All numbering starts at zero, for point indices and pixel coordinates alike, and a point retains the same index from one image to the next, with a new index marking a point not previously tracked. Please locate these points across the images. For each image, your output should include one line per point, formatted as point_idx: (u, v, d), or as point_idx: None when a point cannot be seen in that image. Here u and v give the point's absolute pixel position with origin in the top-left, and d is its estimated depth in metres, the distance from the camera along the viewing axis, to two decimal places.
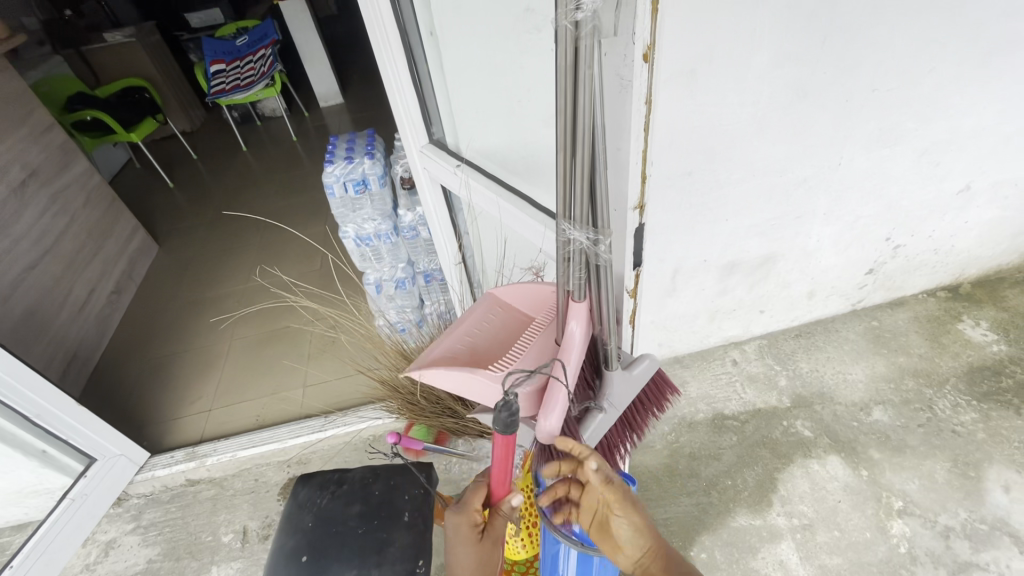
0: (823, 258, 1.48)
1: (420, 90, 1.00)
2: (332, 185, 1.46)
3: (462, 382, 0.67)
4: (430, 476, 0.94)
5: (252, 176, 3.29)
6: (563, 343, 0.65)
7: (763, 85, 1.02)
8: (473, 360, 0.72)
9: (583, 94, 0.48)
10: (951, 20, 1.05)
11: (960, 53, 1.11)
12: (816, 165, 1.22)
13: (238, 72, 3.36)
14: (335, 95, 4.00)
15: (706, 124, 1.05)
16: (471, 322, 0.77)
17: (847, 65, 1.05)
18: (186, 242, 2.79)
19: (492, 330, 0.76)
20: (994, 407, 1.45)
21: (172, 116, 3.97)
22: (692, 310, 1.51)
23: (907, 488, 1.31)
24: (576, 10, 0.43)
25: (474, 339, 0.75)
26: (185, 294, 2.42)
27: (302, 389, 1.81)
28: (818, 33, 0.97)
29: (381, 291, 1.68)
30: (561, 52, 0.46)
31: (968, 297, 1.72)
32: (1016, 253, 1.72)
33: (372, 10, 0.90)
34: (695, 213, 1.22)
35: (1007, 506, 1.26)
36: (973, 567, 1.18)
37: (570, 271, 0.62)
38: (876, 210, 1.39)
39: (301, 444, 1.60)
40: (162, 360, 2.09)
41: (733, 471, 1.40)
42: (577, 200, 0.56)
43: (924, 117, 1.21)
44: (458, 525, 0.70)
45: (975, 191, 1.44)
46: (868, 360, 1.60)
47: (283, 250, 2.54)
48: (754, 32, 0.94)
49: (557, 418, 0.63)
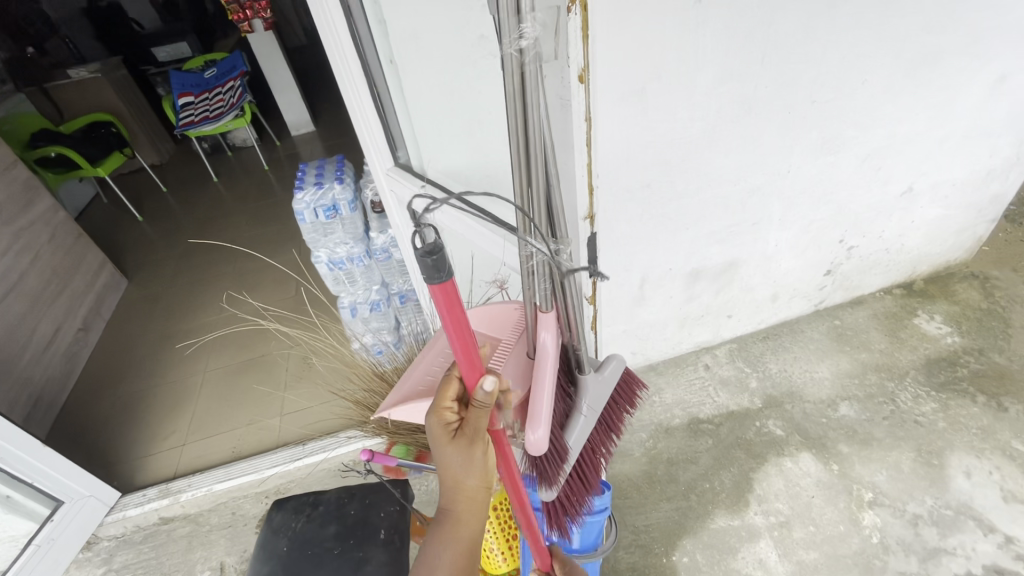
0: (782, 262, 1.55)
1: (384, 116, 1.05)
2: (303, 211, 1.48)
3: None
4: (405, 491, 0.94)
5: (224, 206, 3.27)
6: (537, 357, 0.66)
7: (709, 100, 1.08)
8: None
9: (533, 115, 0.50)
10: (877, 36, 1.13)
11: (888, 66, 1.20)
12: (766, 174, 1.29)
13: (207, 104, 3.37)
14: (306, 123, 4.02)
15: (659, 139, 1.10)
16: (438, 348, 0.79)
17: (786, 80, 1.13)
18: (156, 275, 2.75)
19: None
20: (952, 396, 1.51)
21: (140, 149, 3.94)
22: (661, 318, 1.55)
23: (876, 479, 1.35)
24: (519, 39, 0.45)
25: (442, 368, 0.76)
26: (156, 328, 2.37)
27: (279, 418, 1.78)
28: (757, 50, 1.04)
29: (356, 314, 1.68)
30: (508, 78, 0.48)
31: (922, 293, 1.81)
32: (962, 249, 1.81)
33: (334, 41, 0.96)
34: (657, 223, 1.27)
35: (970, 491, 1.31)
36: (942, 553, 1.22)
37: (535, 282, 0.63)
38: (827, 214, 1.47)
39: (278, 475, 1.57)
40: (133, 395, 2.04)
41: (710, 474, 1.43)
42: (536, 213, 0.58)
43: (863, 125, 1.29)
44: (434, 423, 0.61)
45: (917, 192, 1.53)
46: (833, 358, 1.66)
47: (256, 278, 2.52)
48: (696, 53, 1.00)
49: (544, 430, 0.64)
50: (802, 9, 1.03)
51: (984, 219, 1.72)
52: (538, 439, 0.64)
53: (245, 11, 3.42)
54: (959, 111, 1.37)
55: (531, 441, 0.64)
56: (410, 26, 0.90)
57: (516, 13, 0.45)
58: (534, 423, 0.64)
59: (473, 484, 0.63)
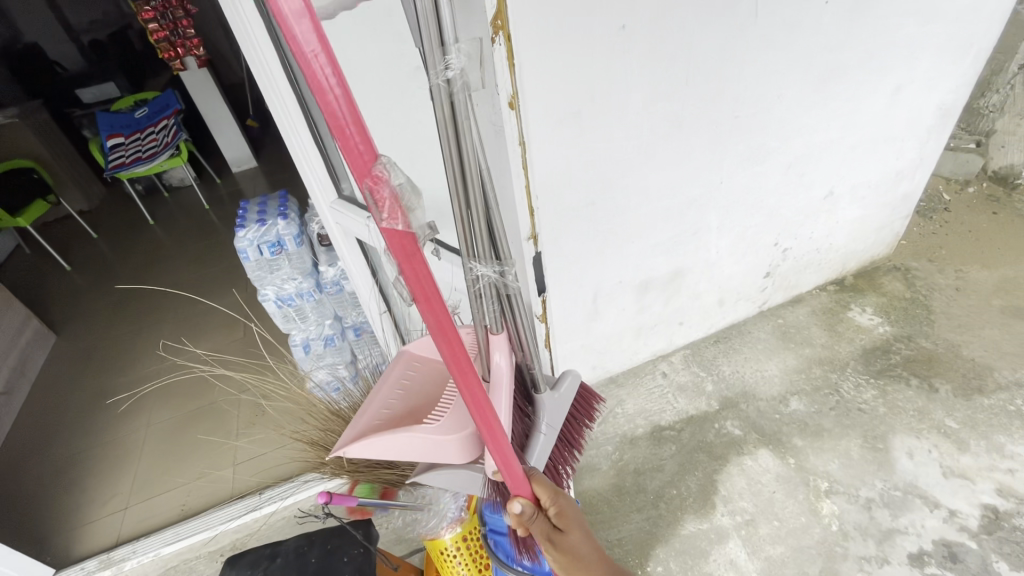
0: (724, 268, 1.62)
1: (324, 152, 1.04)
2: (245, 249, 1.44)
3: (399, 446, 0.65)
4: (369, 532, 0.91)
5: (162, 249, 3.12)
6: (492, 380, 0.66)
7: (642, 119, 1.14)
8: (405, 418, 0.71)
9: (467, 141, 0.51)
10: (786, 54, 1.23)
11: (799, 82, 1.30)
12: (700, 186, 1.36)
13: (138, 144, 3.23)
14: (248, 159, 3.92)
15: (598, 159, 1.15)
16: (396, 381, 0.76)
17: (710, 98, 1.20)
18: (88, 327, 2.58)
19: (416, 387, 0.75)
20: (888, 382, 1.61)
21: (66, 195, 3.72)
22: (617, 330, 1.58)
23: (829, 468, 1.42)
24: (446, 69, 0.47)
25: (403, 398, 0.74)
26: (90, 384, 2.21)
27: (232, 468, 1.68)
28: (680, 71, 1.11)
29: (309, 351, 1.63)
30: (438, 108, 0.48)
31: (853, 288, 1.94)
32: (883, 245, 1.96)
33: (266, 74, 0.94)
34: (603, 237, 1.30)
35: (914, 470, 1.39)
36: (895, 533, 1.28)
37: (484, 305, 0.63)
38: (760, 220, 1.56)
39: (234, 530, 1.47)
40: (65, 459, 1.88)
41: (676, 480, 1.45)
42: (477, 235, 0.57)
43: (783, 136, 1.39)
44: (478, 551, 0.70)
45: (838, 195, 1.65)
46: (780, 355, 1.74)
47: (200, 323, 2.41)
48: (625, 76, 1.05)
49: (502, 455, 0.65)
50: (718, 32, 1.11)
51: (899, 216, 1.87)
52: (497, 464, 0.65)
53: (176, 49, 3.34)
54: (865, 119, 1.50)
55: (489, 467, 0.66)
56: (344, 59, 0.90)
57: (440, 45, 0.46)
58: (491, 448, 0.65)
59: None
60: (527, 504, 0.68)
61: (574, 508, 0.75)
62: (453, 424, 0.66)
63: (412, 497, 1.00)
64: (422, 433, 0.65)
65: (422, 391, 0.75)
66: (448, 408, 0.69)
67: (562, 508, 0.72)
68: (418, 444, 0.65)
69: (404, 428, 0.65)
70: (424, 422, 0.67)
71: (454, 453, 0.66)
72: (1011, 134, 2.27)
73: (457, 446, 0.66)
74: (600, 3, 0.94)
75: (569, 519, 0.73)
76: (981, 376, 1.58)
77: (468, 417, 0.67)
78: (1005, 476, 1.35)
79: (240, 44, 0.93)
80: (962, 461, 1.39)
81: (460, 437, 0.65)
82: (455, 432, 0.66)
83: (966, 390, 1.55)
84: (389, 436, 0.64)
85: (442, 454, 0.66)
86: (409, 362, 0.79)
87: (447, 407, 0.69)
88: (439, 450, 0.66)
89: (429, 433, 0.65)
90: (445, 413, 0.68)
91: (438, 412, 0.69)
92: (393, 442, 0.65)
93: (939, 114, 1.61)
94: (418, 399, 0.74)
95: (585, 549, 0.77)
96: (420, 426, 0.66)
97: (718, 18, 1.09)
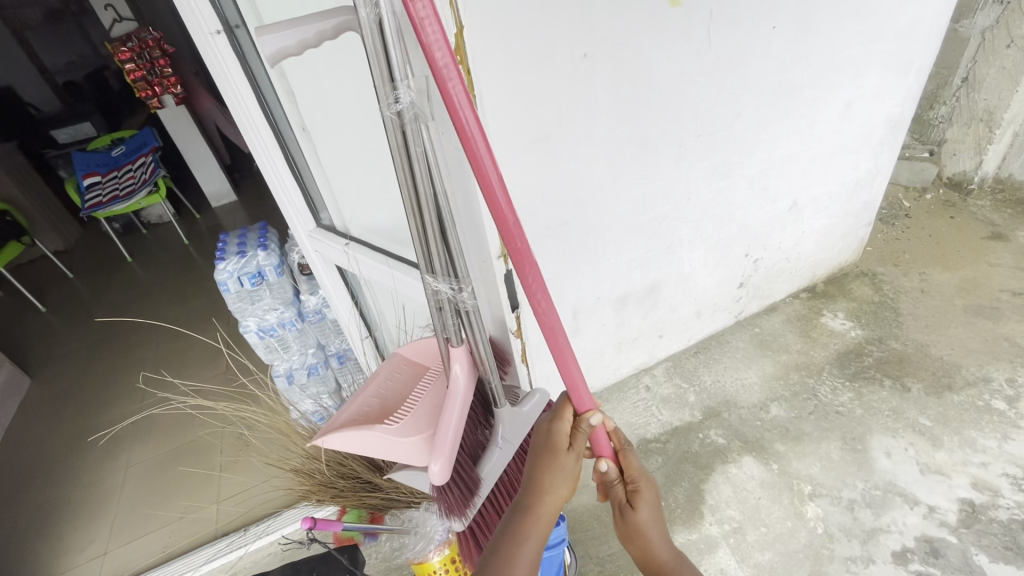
0: (698, 279, 1.66)
1: (301, 182, 1.07)
2: (225, 281, 1.45)
3: (360, 443, 0.68)
4: (354, 557, 1.01)
5: (140, 286, 3.09)
6: (449, 388, 0.68)
7: (609, 140, 1.19)
8: (379, 416, 0.72)
9: (420, 166, 0.55)
10: (741, 77, 1.30)
11: (755, 101, 1.37)
12: (669, 203, 1.41)
13: (115, 182, 3.22)
14: (227, 193, 3.94)
15: (570, 179, 1.20)
16: (380, 379, 0.78)
17: (672, 118, 1.26)
18: (65, 368, 2.53)
19: (399, 388, 0.77)
20: (863, 384, 1.65)
21: (40, 236, 3.68)
22: (598, 346, 1.61)
23: (811, 471, 1.44)
24: (395, 103, 0.50)
25: (385, 397, 0.75)
26: (65, 426, 2.16)
27: (215, 504, 1.65)
28: (641, 95, 1.17)
29: (292, 381, 1.62)
30: (391, 138, 0.53)
31: (824, 295, 2.00)
32: (850, 252, 2.04)
33: (241, 109, 0.95)
34: (579, 254, 1.34)
35: (893, 469, 1.42)
36: (879, 532, 1.30)
37: (446, 320, 0.66)
38: (730, 232, 1.61)
39: (218, 568, 1.43)
40: (39, 505, 1.82)
41: (664, 491, 1.46)
42: (436, 255, 0.61)
43: (745, 152, 1.46)
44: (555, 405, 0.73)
45: (802, 206, 1.72)
46: (759, 363, 1.78)
47: (180, 359, 2.38)
48: (589, 101, 1.11)
49: (445, 462, 0.64)
50: (674, 57, 1.17)
51: (862, 224, 1.95)
52: (438, 471, 0.64)
53: (153, 87, 3.34)
54: (821, 134, 1.58)
55: (431, 472, 0.64)
56: (317, 94, 0.94)
57: (389, 81, 0.50)
58: (436, 454, 0.65)
59: (559, 493, 0.67)
60: (612, 465, 0.73)
61: (651, 488, 0.73)
62: (411, 426, 0.68)
63: (399, 521, 1.02)
64: (380, 432, 0.67)
65: (397, 393, 0.76)
66: (409, 411, 0.71)
67: (639, 487, 0.73)
68: (374, 441, 0.67)
69: (365, 426, 0.67)
70: (385, 422, 0.69)
71: (409, 454, 0.68)
72: (960, 143, 2.40)
73: (411, 447, 0.67)
74: (561, 33, 0.99)
75: (646, 504, 0.72)
76: (949, 374, 1.64)
77: (426, 422, 0.69)
78: (979, 469, 1.39)
79: (214, 79, 0.93)
80: (937, 457, 1.43)
81: (414, 440, 0.67)
82: (411, 434, 0.67)
83: (937, 387, 1.60)
84: (350, 429, 0.67)
85: (398, 453, 0.68)
86: (397, 364, 0.81)
87: (409, 409, 0.71)
88: (394, 449, 0.67)
89: (386, 433, 0.67)
90: (406, 415, 0.70)
91: (401, 413, 0.71)
92: (353, 437, 0.67)
93: (890, 126, 1.70)
94: (393, 399, 0.75)
95: (661, 541, 0.73)
96: (382, 425, 0.68)
97: (674, 45, 1.15)
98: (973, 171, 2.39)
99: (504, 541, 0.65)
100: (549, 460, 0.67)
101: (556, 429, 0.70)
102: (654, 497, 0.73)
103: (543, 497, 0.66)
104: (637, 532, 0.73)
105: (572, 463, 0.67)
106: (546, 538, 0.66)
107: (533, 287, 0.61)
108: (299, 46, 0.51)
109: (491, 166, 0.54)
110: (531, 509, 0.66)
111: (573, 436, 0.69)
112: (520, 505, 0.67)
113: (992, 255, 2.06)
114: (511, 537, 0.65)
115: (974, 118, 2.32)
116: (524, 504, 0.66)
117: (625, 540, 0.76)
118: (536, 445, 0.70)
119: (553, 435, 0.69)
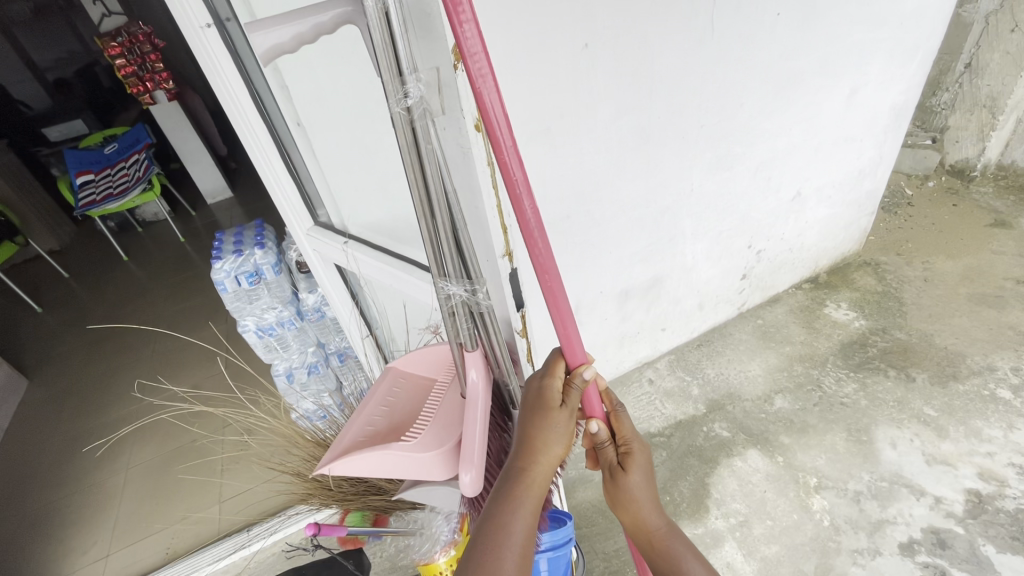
0: (701, 272, 1.65)
1: (298, 179, 1.05)
2: (222, 280, 1.42)
3: (376, 465, 0.66)
4: (359, 560, 1.04)
5: (136, 286, 3.06)
6: (467, 397, 0.67)
7: (610, 133, 1.17)
8: (388, 434, 0.72)
9: (430, 164, 0.52)
10: (744, 65, 1.28)
11: (758, 89, 1.35)
12: (671, 195, 1.39)
13: (109, 180, 3.18)
14: (222, 190, 3.90)
15: (573, 171, 1.18)
16: (381, 395, 0.77)
17: (675, 110, 1.24)
18: (62, 369, 2.50)
19: (402, 402, 0.76)
20: (868, 374, 1.65)
21: (34, 236, 3.64)
22: (601, 341, 1.59)
23: (817, 463, 1.44)
24: (405, 98, 0.48)
25: (390, 413, 0.75)
26: (64, 430, 2.13)
27: (217, 505, 1.64)
28: (644, 84, 1.15)
29: (293, 380, 1.61)
30: (399, 135, 0.50)
31: (827, 285, 1.99)
32: (854, 242, 2.02)
33: (233, 103, 0.93)
34: (582, 249, 1.32)
35: (899, 460, 1.41)
36: (885, 524, 1.29)
37: (459, 325, 0.64)
38: (733, 224, 1.60)
39: (222, 570, 1.43)
40: (37, 510, 1.80)
41: (669, 486, 1.44)
42: (448, 256, 0.59)
43: (748, 143, 1.44)
44: (545, 361, 0.67)
45: (805, 196, 1.70)
46: (761, 355, 1.77)
47: (177, 361, 2.35)
48: (591, 94, 1.09)
49: (475, 473, 0.63)
50: (677, 46, 1.14)
51: (865, 213, 1.94)
52: (469, 482, 0.63)
53: (144, 83, 3.29)
54: (824, 122, 1.55)
55: (462, 484, 0.63)
56: (311, 85, 0.90)
57: (398, 75, 0.48)
58: (464, 465, 0.63)
59: (552, 454, 0.63)
60: (603, 427, 0.68)
61: (644, 451, 0.70)
62: (428, 441, 0.67)
63: (403, 522, 1.00)
64: (397, 451, 0.66)
65: (406, 408, 0.75)
66: (425, 426, 0.70)
67: (632, 449, 0.69)
68: (393, 461, 0.66)
69: (380, 447, 0.66)
70: (401, 440, 0.68)
71: (431, 468, 0.67)
72: (963, 129, 2.38)
73: (433, 461, 0.66)
74: (564, 22, 0.97)
75: (638, 467, 0.68)
76: (954, 363, 1.63)
77: (444, 433, 0.68)
78: (984, 459, 1.39)
79: (207, 75, 0.90)
80: (943, 448, 1.42)
81: (434, 454, 0.66)
82: (430, 449, 0.66)
83: (942, 377, 1.59)
84: (365, 453, 0.66)
85: (419, 470, 0.67)
86: (396, 377, 0.80)
87: (425, 423, 0.70)
88: (415, 465, 0.66)
89: (404, 451, 0.66)
90: (422, 431, 0.69)
91: (415, 430, 0.70)
92: (368, 460, 0.66)
93: (894, 114, 1.68)
94: (401, 415, 0.74)
95: (651, 508, 0.69)
96: (397, 444, 0.67)
97: (677, 31, 1.12)
98: (976, 158, 2.37)
99: (498, 508, 0.60)
100: (542, 419, 0.63)
101: (548, 386, 0.64)
102: (646, 459, 0.69)
103: (535, 460, 0.62)
104: (626, 497, 0.69)
105: (566, 421, 0.63)
106: (539, 503, 0.62)
107: (530, 224, 0.56)
108: (296, 41, 0.48)
109: (496, 102, 0.49)
110: (525, 473, 0.62)
111: (567, 392, 0.64)
112: (512, 471, 0.63)
113: (996, 242, 2.04)
114: (503, 505, 0.61)
115: (976, 104, 2.30)
116: (517, 468, 0.62)
117: (613, 504, 0.72)
118: (526, 405, 0.65)
119: (545, 394, 0.64)
